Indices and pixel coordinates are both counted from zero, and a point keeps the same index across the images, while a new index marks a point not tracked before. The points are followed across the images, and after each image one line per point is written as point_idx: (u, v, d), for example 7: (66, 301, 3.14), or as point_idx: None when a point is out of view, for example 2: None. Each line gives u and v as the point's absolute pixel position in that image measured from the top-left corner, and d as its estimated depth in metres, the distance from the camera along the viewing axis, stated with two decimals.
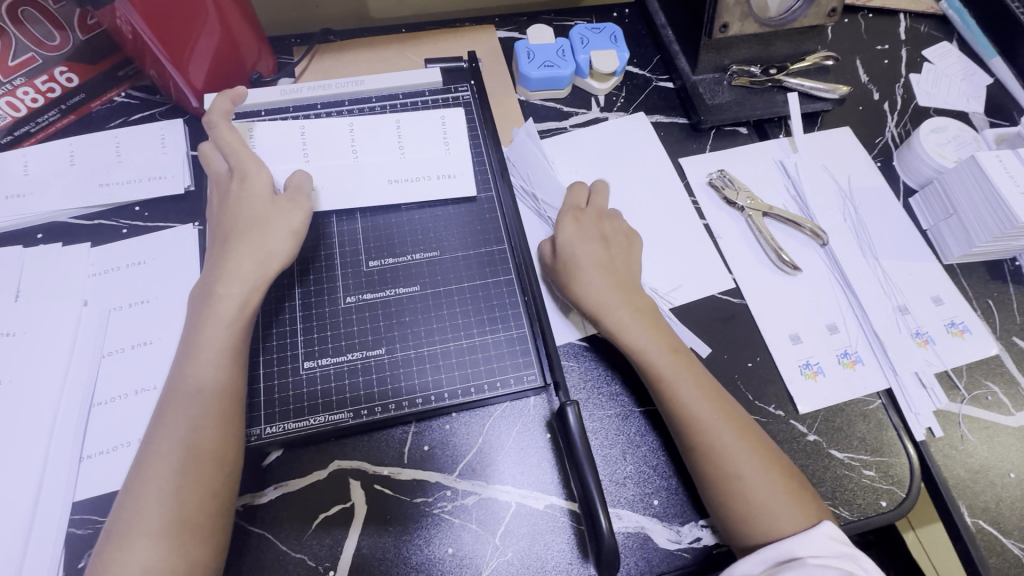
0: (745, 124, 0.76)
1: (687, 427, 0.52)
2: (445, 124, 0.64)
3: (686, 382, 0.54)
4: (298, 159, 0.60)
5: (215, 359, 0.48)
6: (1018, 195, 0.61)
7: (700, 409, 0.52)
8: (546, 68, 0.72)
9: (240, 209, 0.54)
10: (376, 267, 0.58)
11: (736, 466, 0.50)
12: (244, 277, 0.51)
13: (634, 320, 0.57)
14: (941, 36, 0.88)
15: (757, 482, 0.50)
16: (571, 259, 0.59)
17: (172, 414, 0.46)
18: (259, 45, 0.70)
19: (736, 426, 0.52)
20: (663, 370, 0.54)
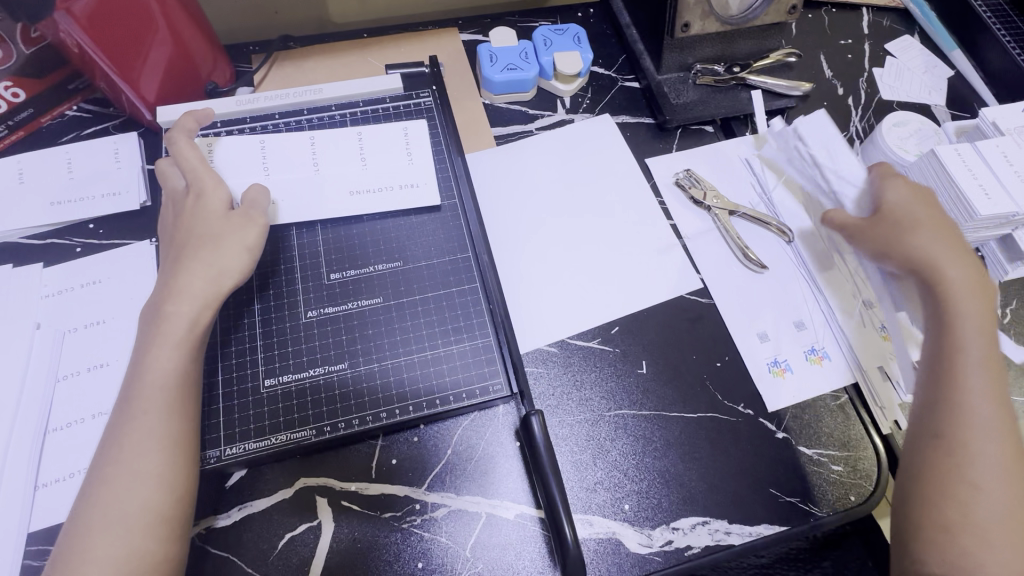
0: (711, 123, 0.76)
1: (955, 418, 0.49)
2: (408, 135, 0.63)
3: (980, 373, 0.50)
4: (258, 172, 0.59)
5: (168, 380, 0.47)
6: (976, 187, 0.62)
7: (978, 396, 0.49)
8: (509, 71, 0.72)
9: (193, 224, 0.53)
10: (338, 280, 0.57)
11: (977, 477, 0.47)
12: (195, 294, 0.50)
13: (974, 297, 0.53)
14: (903, 29, 0.88)
15: (987, 496, 0.46)
16: (892, 225, 0.57)
17: (122, 439, 0.45)
18: (213, 54, 0.68)
19: (1004, 442, 0.48)
20: (971, 357, 0.51)
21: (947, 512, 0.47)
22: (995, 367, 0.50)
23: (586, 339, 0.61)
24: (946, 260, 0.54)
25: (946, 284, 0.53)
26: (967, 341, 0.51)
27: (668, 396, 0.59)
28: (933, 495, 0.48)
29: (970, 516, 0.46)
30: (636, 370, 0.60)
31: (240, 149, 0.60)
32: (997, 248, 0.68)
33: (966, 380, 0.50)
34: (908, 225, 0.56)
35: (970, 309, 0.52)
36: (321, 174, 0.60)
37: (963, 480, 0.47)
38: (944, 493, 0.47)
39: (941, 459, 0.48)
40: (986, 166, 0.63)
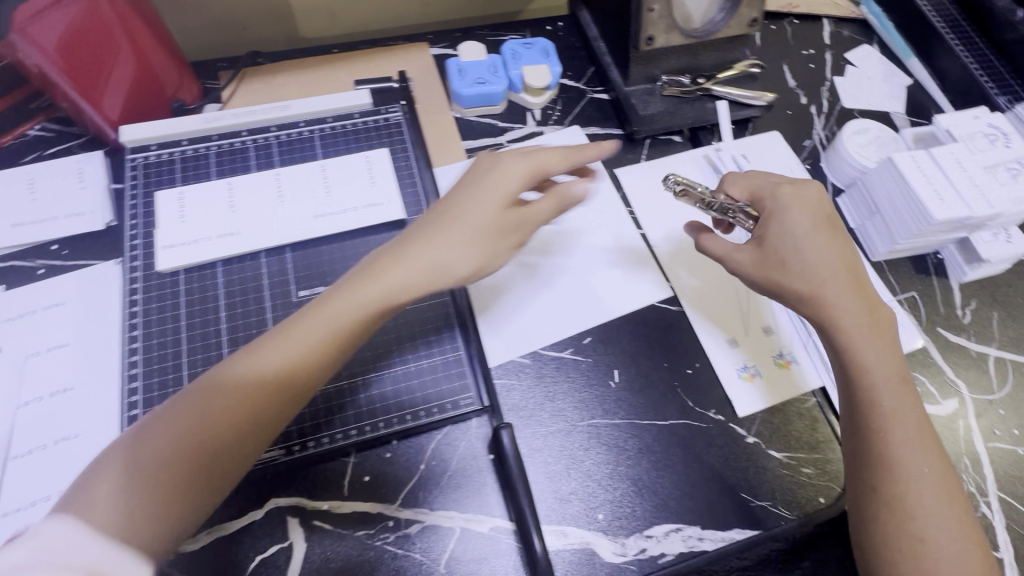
0: (679, 133, 0.78)
1: (880, 455, 0.50)
2: (371, 165, 0.63)
3: (899, 420, 0.50)
4: (224, 206, 0.59)
5: (250, 392, 0.45)
6: (932, 192, 0.64)
7: (905, 445, 0.50)
8: (478, 85, 0.72)
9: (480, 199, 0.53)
10: (306, 297, 0.56)
11: (922, 527, 0.47)
12: (331, 317, 0.48)
13: (871, 339, 0.52)
14: (863, 39, 0.91)
15: (933, 540, 0.47)
16: (781, 258, 0.54)
17: (174, 422, 0.44)
18: (179, 72, 0.67)
19: (939, 486, 0.49)
20: (887, 407, 0.51)
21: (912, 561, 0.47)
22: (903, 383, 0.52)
23: (558, 350, 0.62)
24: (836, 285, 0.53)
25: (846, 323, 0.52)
26: (880, 387, 0.51)
27: (641, 403, 0.60)
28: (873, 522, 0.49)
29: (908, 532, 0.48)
30: (609, 380, 0.61)
31: (206, 189, 0.60)
32: (956, 250, 0.70)
33: (890, 426, 0.50)
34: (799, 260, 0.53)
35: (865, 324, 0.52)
36: (288, 193, 0.60)
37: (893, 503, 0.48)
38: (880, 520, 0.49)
39: (878, 507, 0.49)
40: (940, 171, 0.65)
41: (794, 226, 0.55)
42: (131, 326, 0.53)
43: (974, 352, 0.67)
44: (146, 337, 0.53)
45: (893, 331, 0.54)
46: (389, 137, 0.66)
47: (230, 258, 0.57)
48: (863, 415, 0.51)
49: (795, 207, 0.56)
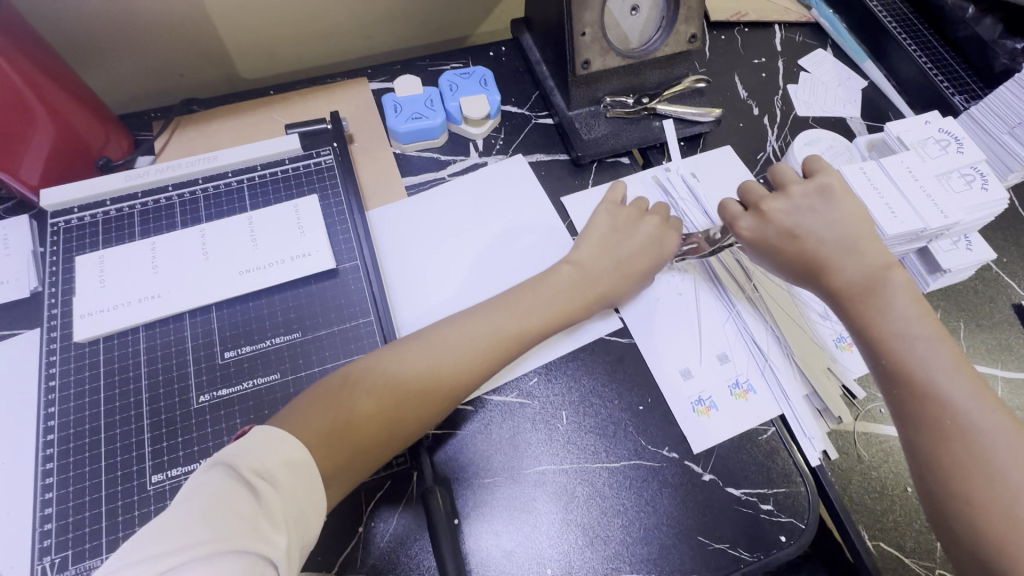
0: (626, 155, 0.75)
1: (930, 424, 0.48)
2: (300, 214, 0.61)
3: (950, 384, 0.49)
4: (147, 270, 0.57)
5: (415, 388, 0.50)
6: (883, 206, 0.61)
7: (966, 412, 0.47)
8: (414, 120, 0.70)
9: (625, 238, 0.63)
10: (232, 358, 0.54)
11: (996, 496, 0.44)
12: (483, 337, 0.54)
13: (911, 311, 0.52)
14: (816, 44, 0.89)
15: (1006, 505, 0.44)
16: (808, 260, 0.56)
17: (332, 397, 0.48)
18: (104, 129, 0.66)
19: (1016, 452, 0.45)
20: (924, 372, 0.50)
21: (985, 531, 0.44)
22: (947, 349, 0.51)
23: (503, 394, 0.59)
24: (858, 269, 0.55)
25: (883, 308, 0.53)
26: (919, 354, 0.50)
27: (591, 446, 0.58)
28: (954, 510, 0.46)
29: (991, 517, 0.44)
30: (557, 422, 0.58)
31: (129, 250, 0.58)
32: (918, 260, 0.67)
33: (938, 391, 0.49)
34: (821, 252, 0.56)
35: (901, 305, 0.53)
36: (214, 251, 0.58)
37: (975, 494, 0.45)
38: (962, 505, 0.46)
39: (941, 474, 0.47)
40: (891, 183, 0.63)
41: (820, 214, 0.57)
42: (48, 401, 0.52)
43: None
44: (63, 414, 0.51)
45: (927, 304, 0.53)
46: (320, 182, 0.64)
47: (152, 321, 0.55)
48: (898, 386, 0.51)
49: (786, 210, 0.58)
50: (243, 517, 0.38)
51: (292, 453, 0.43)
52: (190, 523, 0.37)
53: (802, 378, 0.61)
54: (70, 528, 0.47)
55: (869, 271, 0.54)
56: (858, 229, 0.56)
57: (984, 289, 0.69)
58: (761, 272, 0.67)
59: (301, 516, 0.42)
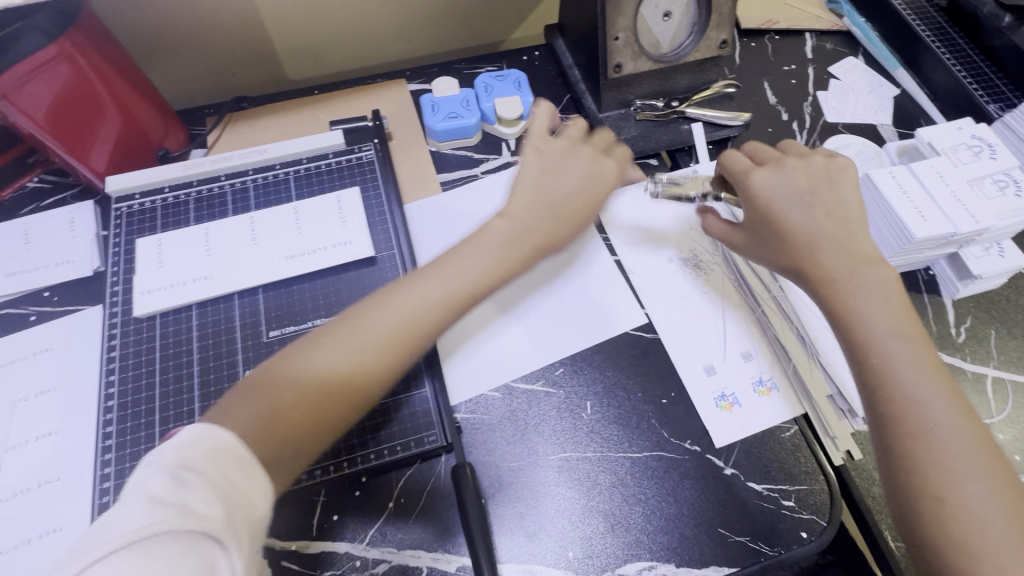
0: (654, 157, 0.77)
1: (895, 410, 0.49)
2: (342, 205, 0.65)
3: (908, 371, 0.49)
4: (200, 253, 0.61)
5: (339, 380, 0.49)
6: (912, 210, 0.62)
7: (939, 415, 0.47)
8: (451, 119, 0.74)
9: (549, 178, 0.63)
10: (276, 336, 0.57)
11: (958, 487, 0.45)
12: (404, 319, 0.53)
13: (885, 303, 0.53)
14: (847, 51, 0.90)
15: (969, 498, 0.44)
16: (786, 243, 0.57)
17: (261, 392, 0.47)
18: (164, 123, 0.71)
19: (979, 441, 0.47)
20: (906, 363, 0.50)
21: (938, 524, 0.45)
22: (915, 341, 0.51)
23: (529, 383, 0.61)
24: (827, 252, 0.55)
25: (847, 302, 0.53)
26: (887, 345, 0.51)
27: (614, 436, 0.59)
28: (908, 517, 0.47)
29: (944, 526, 0.44)
30: (581, 412, 0.60)
31: (184, 233, 0.62)
32: (948, 266, 0.68)
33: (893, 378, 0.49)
34: (790, 234, 0.57)
35: (873, 300, 0.53)
36: (262, 238, 0.62)
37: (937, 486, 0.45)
38: (917, 510, 0.46)
39: (906, 466, 0.47)
40: (921, 187, 0.63)
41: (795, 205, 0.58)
42: (109, 370, 0.56)
43: (972, 372, 0.64)
44: (122, 382, 0.55)
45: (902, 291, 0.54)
46: (362, 176, 0.68)
47: (205, 301, 0.59)
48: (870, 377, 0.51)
49: (767, 188, 0.59)
50: (172, 502, 0.36)
51: (219, 443, 0.41)
52: (116, 521, 0.35)
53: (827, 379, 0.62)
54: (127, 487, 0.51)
55: (843, 259, 0.55)
56: (833, 215, 0.57)
57: (1017, 297, 0.69)
58: None
59: (243, 495, 0.40)
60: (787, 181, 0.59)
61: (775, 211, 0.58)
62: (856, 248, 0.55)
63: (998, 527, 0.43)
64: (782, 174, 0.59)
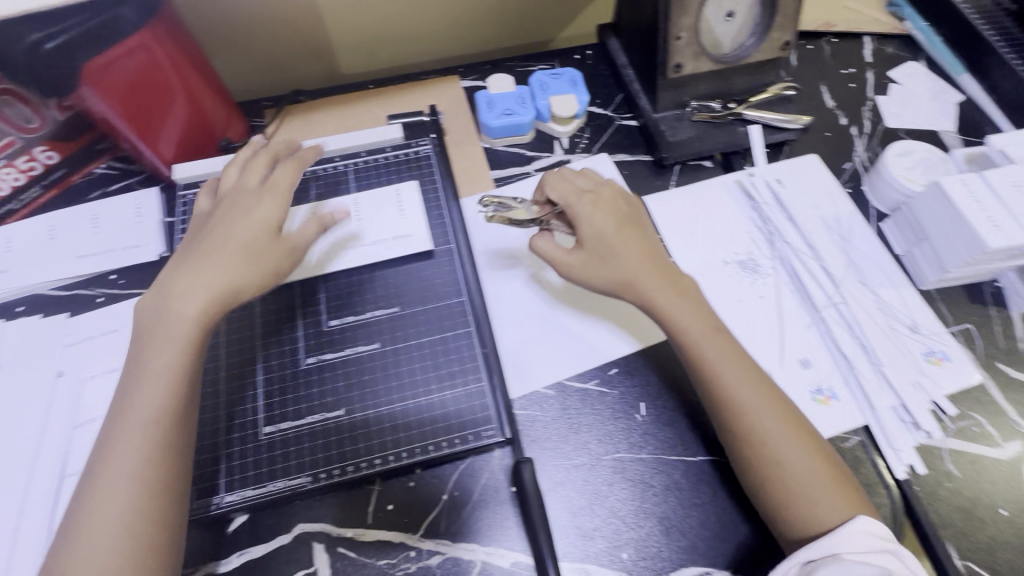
0: (710, 159, 0.76)
1: (722, 397, 0.54)
2: (400, 197, 0.67)
3: (732, 365, 0.54)
4: None
5: (114, 444, 0.48)
6: (985, 218, 0.60)
7: (752, 398, 0.53)
8: (506, 116, 0.74)
9: (234, 216, 0.56)
10: (337, 326, 0.60)
11: (779, 454, 0.51)
12: (175, 338, 0.51)
13: (681, 304, 0.57)
14: (908, 56, 0.88)
15: (792, 466, 0.51)
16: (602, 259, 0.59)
17: (109, 452, 0.48)
18: (228, 113, 0.73)
19: (792, 433, 0.52)
20: (712, 356, 0.55)
21: (775, 489, 0.51)
22: (722, 338, 0.56)
23: (583, 380, 0.61)
24: (647, 276, 0.58)
25: (660, 299, 0.57)
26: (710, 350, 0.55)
27: (669, 440, 0.58)
28: (754, 482, 0.52)
29: (790, 487, 0.50)
30: (635, 413, 0.60)
31: None
32: (1017, 278, 0.65)
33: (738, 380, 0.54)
34: (614, 253, 0.58)
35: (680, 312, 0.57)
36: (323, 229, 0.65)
37: (768, 461, 0.51)
38: (761, 474, 0.51)
39: (745, 448, 0.52)
40: (994, 196, 0.61)
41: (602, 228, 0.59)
42: None
43: None
44: None
45: (695, 290, 0.59)
46: (419, 170, 0.70)
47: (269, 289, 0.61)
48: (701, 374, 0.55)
49: (596, 211, 0.60)
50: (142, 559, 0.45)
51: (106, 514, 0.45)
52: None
53: (889, 390, 0.60)
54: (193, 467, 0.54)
55: (614, 269, 0.58)
56: (597, 227, 0.59)
57: None
58: (848, 282, 0.66)
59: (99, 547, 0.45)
60: (610, 211, 0.61)
61: (611, 238, 0.59)
62: (672, 272, 0.59)
63: (819, 483, 0.50)
64: (586, 206, 0.60)
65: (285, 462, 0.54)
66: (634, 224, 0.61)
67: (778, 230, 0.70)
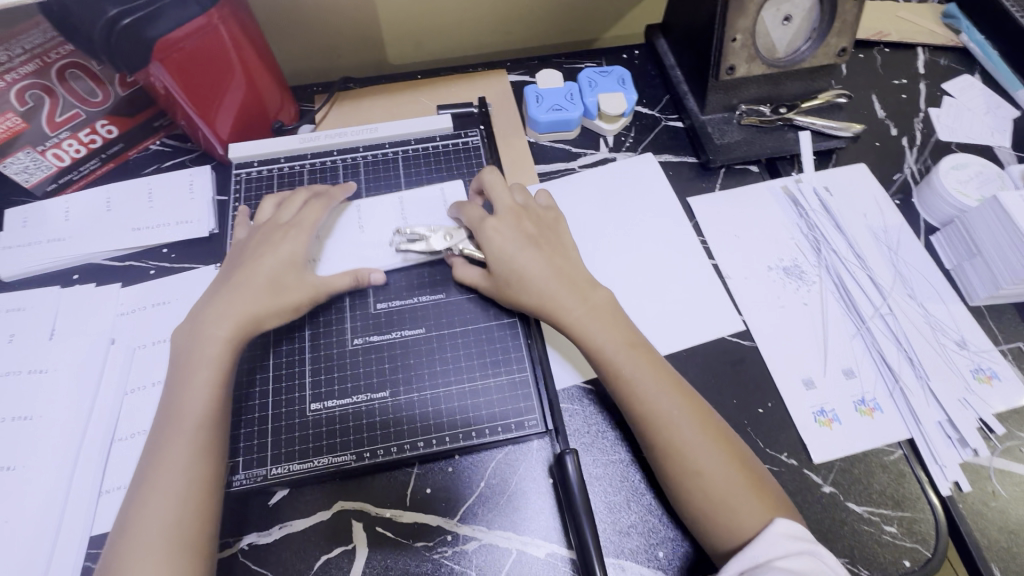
0: (755, 163, 0.76)
1: (640, 414, 0.53)
2: (445, 193, 0.68)
3: (645, 378, 0.54)
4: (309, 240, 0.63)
5: (174, 437, 0.50)
6: None
7: (668, 411, 0.52)
8: (554, 111, 0.74)
9: (261, 250, 0.59)
10: (383, 310, 0.61)
11: (698, 465, 0.50)
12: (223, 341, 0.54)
13: (596, 322, 0.57)
14: (962, 69, 0.86)
15: (710, 474, 0.50)
16: (512, 280, 0.59)
17: (166, 444, 0.50)
18: (282, 96, 0.74)
19: (717, 447, 0.51)
20: (626, 370, 0.54)
21: (698, 502, 0.50)
22: (635, 350, 0.55)
23: None
24: (565, 296, 0.58)
25: (571, 318, 0.57)
26: (621, 367, 0.54)
27: None
28: (676, 493, 0.51)
29: (710, 497, 0.49)
30: None
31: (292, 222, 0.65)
32: None
33: (656, 396, 0.53)
34: (520, 277, 0.58)
35: (597, 329, 0.56)
36: (368, 225, 0.65)
37: (689, 476, 0.50)
38: (683, 488, 0.50)
39: (669, 466, 0.51)
40: None
41: (507, 245, 0.59)
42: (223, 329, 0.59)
43: None
44: None
45: (611, 304, 0.59)
46: (468, 161, 0.71)
47: None
48: (619, 393, 0.54)
49: (499, 231, 0.60)
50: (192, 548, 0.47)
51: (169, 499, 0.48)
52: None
53: (935, 405, 0.59)
54: (242, 440, 0.55)
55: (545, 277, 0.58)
56: (504, 248, 0.59)
57: None
58: (896, 294, 0.65)
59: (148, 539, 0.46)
60: (512, 230, 0.60)
61: (512, 260, 0.59)
62: (580, 284, 0.59)
63: (740, 491, 0.49)
64: (493, 227, 0.60)
65: (325, 445, 0.55)
66: (542, 237, 0.61)
67: (824, 238, 0.70)
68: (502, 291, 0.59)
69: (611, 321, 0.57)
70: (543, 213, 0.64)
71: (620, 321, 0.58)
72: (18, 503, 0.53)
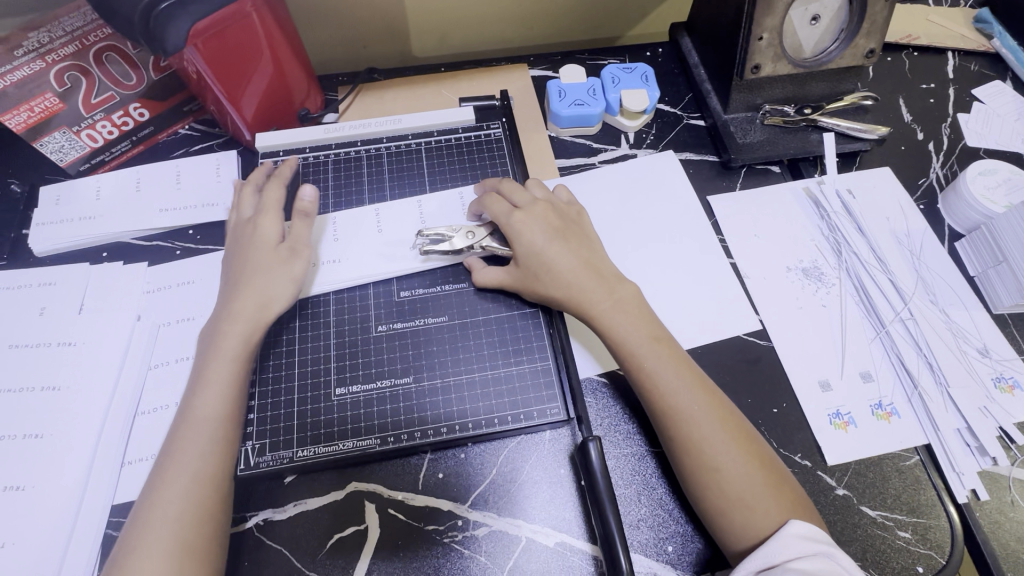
0: (777, 164, 0.76)
1: (662, 406, 0.53)
2: (464, 200, 0.68)
3: (668, 371, 0.54)
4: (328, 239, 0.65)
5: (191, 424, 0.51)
6: None
7: (691, 405, 0.52)
8: (576, 106, 0.74)
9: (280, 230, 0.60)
10: (407, 297, 0.62)
11: (716, 460, 0.50)
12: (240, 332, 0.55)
13: (622, 315, 0.57)
14: (992, 75, 0.85)
15: (728, 470, 0.50)
16: (540, 274, 0.59)
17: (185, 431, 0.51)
18: (308, 85, 0.75)
19: (739, 446, 0.51)
20: (650, 361, 0.55)
21: (715, 497, 0.50)
22: (660, 343, 0.56)
23: None
24: (592, 288, 0.58)
25: (597, 308, 0.57)
26: (646, 359, 0.55)
27: None
28: (693, 488, 0.51)
29: (729, 494, 0.49)
30: None
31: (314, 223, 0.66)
32: None
33: (680, 390, 0.53)
34: (549, 271, 0.59)
35: (622, 321, 0.57)
36: (386, 228, 0.66)
37: (709, 472, 0.50)
38: (701, 483, 0.50)
39: (689, 461, 0.51)
40: None
41: (534, 238, 0.60)
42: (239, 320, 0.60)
43: None
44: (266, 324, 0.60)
45: (637, 297, 0.59)
46: (489, 154, 0.72)
47: (341, 289, 0.62)
48: (641, 386, 0.54)
49: (526, 224, 0.61)
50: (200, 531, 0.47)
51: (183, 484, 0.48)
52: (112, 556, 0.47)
53: (955, 412, 0.58)
54: (269, 422, 0.56)
55: (570, 269, 0.59)
56: (532, 241, 0.60)
57: None
58: (918, 299, 0.64)
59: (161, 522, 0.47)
60: (540, 224, 0.61)
61: (541, 254, 0.59)
62: (606, 276, 0.59)
63: (757, 490, 0.49)
64: (520, 221, 0.61)
65: (352, 428, 0.56)
66: (567, 231, 0.62)
67: (846, 239, 0.69)
68: (528, 284, 0.60)
69: (638, 313, 0.57)
70: (568, 210, 0.64)
71: (648, 315, 0.58)
72: (44, 469, 0.55)
